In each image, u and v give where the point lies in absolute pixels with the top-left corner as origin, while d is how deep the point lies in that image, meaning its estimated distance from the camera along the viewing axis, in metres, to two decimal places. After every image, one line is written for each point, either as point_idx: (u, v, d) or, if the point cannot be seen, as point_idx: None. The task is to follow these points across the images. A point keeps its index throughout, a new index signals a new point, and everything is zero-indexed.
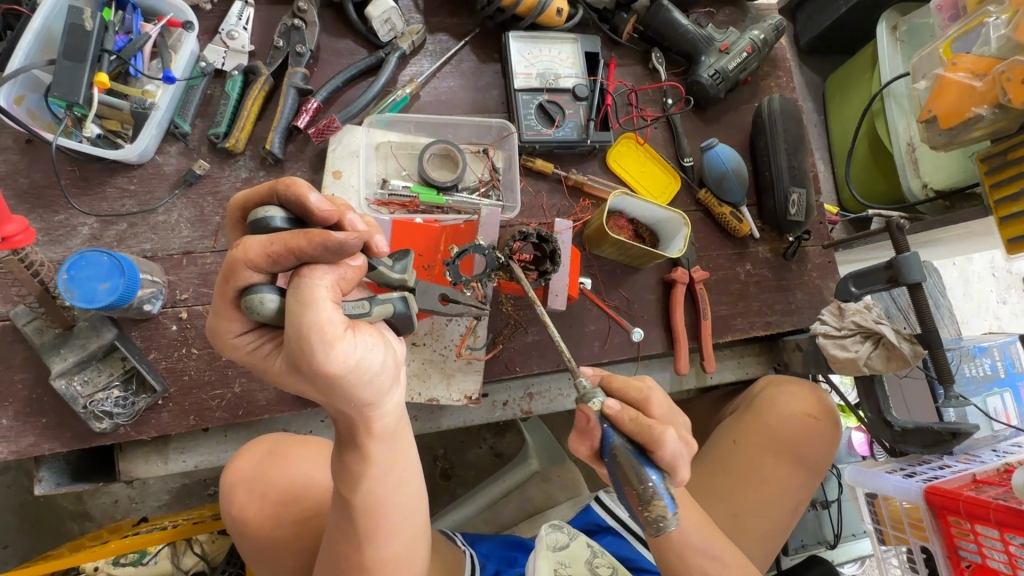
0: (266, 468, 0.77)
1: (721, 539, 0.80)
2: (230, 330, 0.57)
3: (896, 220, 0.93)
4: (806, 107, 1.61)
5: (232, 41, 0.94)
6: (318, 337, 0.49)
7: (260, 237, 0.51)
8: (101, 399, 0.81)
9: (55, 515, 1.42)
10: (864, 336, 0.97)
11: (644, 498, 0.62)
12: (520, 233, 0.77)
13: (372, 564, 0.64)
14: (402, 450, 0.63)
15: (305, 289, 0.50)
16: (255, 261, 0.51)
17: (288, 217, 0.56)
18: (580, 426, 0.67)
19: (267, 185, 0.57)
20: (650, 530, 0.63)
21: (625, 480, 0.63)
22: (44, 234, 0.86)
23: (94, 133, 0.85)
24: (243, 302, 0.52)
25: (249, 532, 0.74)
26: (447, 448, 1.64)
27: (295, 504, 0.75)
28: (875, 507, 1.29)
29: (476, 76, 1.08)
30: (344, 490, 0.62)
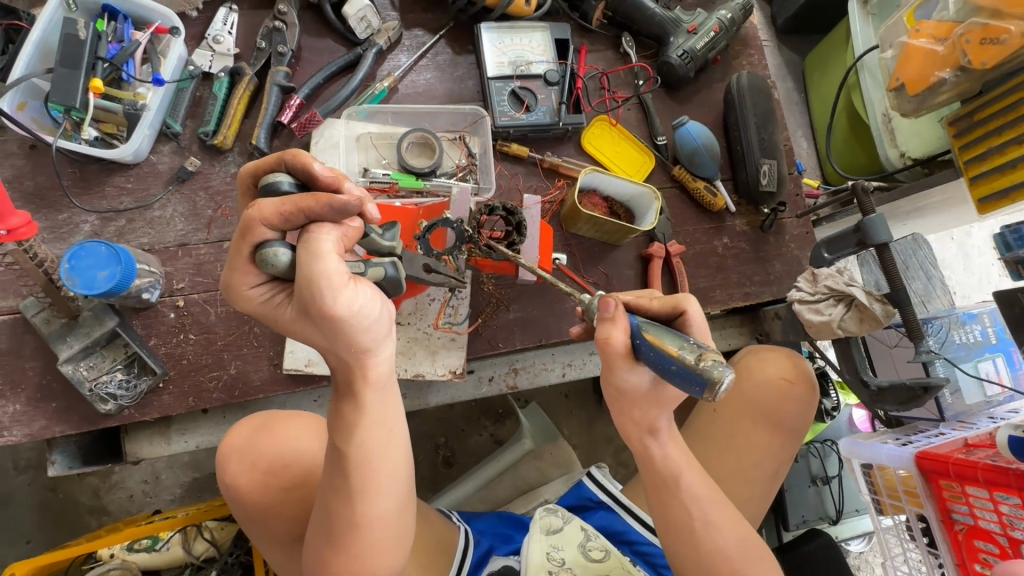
0: (259, 439, 0.82)
1: (730, 512, 0.77)
2: (245, 283, 0.62)
3: (862, 184, 0.95)
4: (786, 87, 1.63)
5: (217, 45, 1.00)
6: (326, 284, 0.56)
7: (272, 198, 0.57)
8: (105, 381, 0.87)
9: (74, 512, 1.49)
10: (837, 300, 0.99)
11: (693, 350, 0.58)
12: (486, 207, 0.84)
13: (363, 521, 0.67)
14: (386, 409, 0.68)
15: (314, 243, 0.57)
16: (269, 219, 0.57)
17: (295, 183, 0.62)
18: (607, 311, 0.66)
19: (275, 155, 0.63)
20: (709, 386, 0.55)
21: (662, 345, 0.60)
22: (49, 232, 0.92)
23: (92, 135, 0.91)
24: (258, 256, 0.58)
25: (242, 498, 0.79)
26: (448, 436, 1.69)
27: (288, 473, 0.80)
28: (871, 477, 1.28)
29: (452, 68, 1.12)
30: (338, 441, 0.66)
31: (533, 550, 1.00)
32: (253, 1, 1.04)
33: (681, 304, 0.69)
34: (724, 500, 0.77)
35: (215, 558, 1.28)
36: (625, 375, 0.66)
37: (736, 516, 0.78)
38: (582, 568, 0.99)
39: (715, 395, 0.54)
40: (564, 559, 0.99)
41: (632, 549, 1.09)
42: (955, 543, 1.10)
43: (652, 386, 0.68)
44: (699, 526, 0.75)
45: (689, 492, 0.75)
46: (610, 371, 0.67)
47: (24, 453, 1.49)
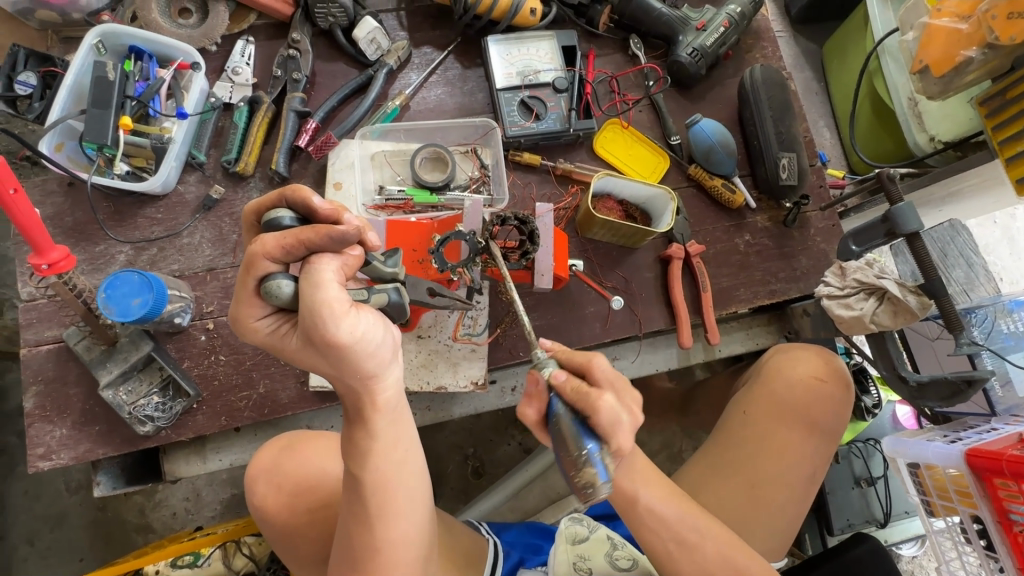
0: (283, 460, 0.83)
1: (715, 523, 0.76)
2: (252, 315, 0.63)
3: (887, 172, 0.91)
4: (805, 77, 1.59)
5: (236, 76, 1.04)
6: (328, 312, 0.58)
7: (274, 232, 0.59)
8: (143, 405, 0.91)
9: (122, 530, 1.56)
10: (868, 293, 0.95)
11: (578, 464, 0.63)
12: (498, 216, 0.83)
13: (383, 546, 0.68)
14: (399, 432, 0.69)
15: (315, 273, 0.58)
16: (271, 253, 0.59)
17: (295, 217, 0.64)
18: (527, 389, 0.67)
19: (276, 191, 0.65)
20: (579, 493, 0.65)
21: (561, 443, 0.65)
22: (88, 264, 0.97)
23: (123, 170, 0.96)
24: (262, 288, 0.60)
25: (271, 519, 0.82)
26: (476, 446, 1.74)
27: (313, 493, 0.81)
28: (919, 479, 1.23)
29: (462, 82, 1.14)
30: (354, 465, 0.67)
31: (559, 559, 0.99)
32: (269, 32, 1.08)
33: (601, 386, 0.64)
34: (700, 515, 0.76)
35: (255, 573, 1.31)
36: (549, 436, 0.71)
37: (725, 533, 0.76)
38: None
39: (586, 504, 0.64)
40: (591, 571, 0.98)
41: None
42: (1015, 546, 1.04)
43: None
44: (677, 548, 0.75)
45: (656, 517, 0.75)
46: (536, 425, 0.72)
47: (74, 475, 1.56)
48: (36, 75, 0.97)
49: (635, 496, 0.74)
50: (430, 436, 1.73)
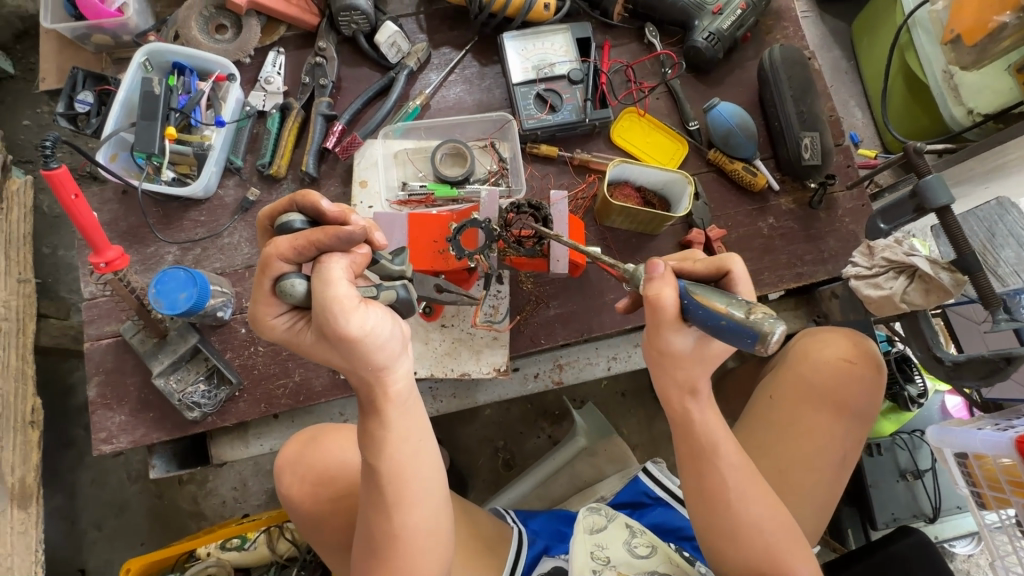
0: (307, 453, 0.89)
1: (756, 484, 0.78)
2: (269, 314, 0.69)
3: (913, 145, 0.89)
4: (834, 56, 1.55)
5: (269, 85, 1.11)
6: (338, 308, 0.63)
7: (287, 235, 0.65)
8: (191, 392, 0.98)
9: (178, 517, 1.67)
10: (898, 272, 0.92)
11: (743, 306, 0.63)
12: (512, 204, 0.88)
13: (400, 532, 0.71)
14: (412, 417, 0.73)
15: (326, 271, 0.64)
16: (285, 254, 0.65)
17: (306, 220, 0.69)
18: (651, 271, 0.70)
19: (288, 198, 0.71)
20: (761, 337, 0.61)
21: (710, 303, 0.66)
22: (141, 264, 1.06)
23: (170, 176, 1.04)
24: (278, 287, 0.66)
25: (298, 507, 0.88)
26: (506, 439, 1.77)
27: (334, 484, 0.87)
28: (968, 468, 1.19)
29: (480, 80, 1.17)
30: (370, 455, 0.71)
31: (576, 549, 1.00)
32: (298, 42, 1.15)
33: (724, 264, 0.73)
34: (753, 474, 0.78)
35: (297, 557, 1.39)
36: (673, 335, 0.71)
37: (769, 495, 0.78)
38: (628, 567, 0.98)
39: (765, 344, 0.60)
40: (609, 559, 0.99)
41: (693, 545, 1.08)
42: None
43: (698, 346, 0.74)
44: (735, 494, 0.77)
45: (721, 464, 0.78)
46: (659, 330, 0.72)
47: (135, 465, 1.69)
48: (93, 93, 1.07)
49: (716, 445, 0.78)
50: (460, 429, 1.77)
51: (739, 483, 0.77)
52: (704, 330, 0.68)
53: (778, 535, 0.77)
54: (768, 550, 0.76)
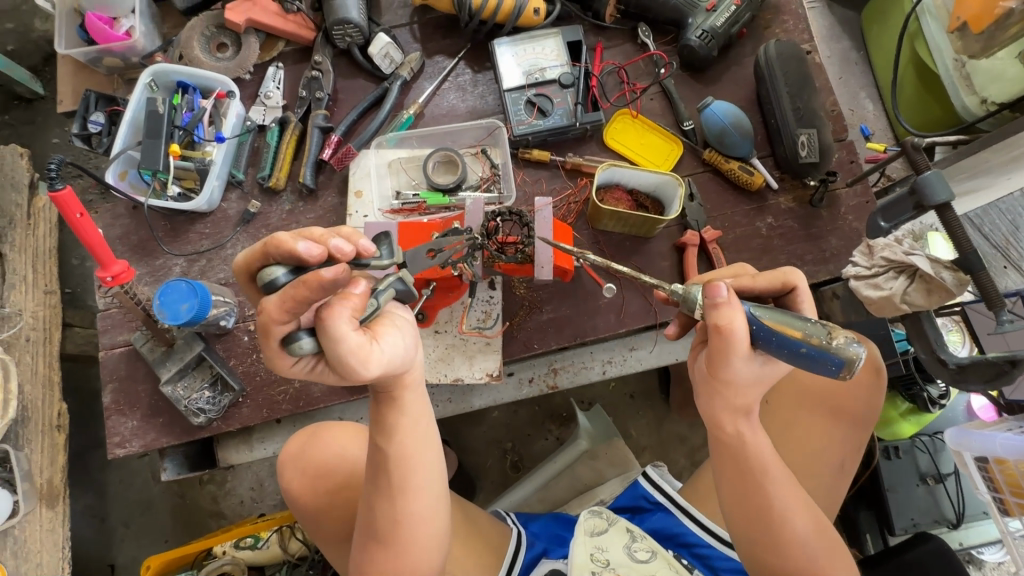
0: (306, 449, 0.90)
1: (797, 493, 0.80)
2: (287, 363, 0.70)
3: (910, 140, 0.86)
4: (843, 47, 1.50)
5: (268, 100, 1.14)
6: (354, 357, 0.65)
7: (273, 297, 0.63)
8: (196, 398, 1.02)
9: (199, 516, 1.75)
10: (897, 272, 0.89)
11: (824, 331, 0.65)
12: (492, 212, 0.90)
13: (404, 518, 0.75)
14: (419, 411, 0.77)
15: (332, 328, 0.63)
16: (280, 318, 0.64)
17: (288, 270, 0.67)
18: (717, 297, 0.69)
19: (260, 250, 0.69)
20: (850, 363, 0.64)
21: (790, 326, 0.67)
22: (150, 276, 1.11)
23: (175, 191, 1.08)
24: (287, 346, 0.66)
25: (297, 499, 0.89)
26: (514, 441, 1.78)
27: (330, 478, 0.88)
28: (990, 474, 1.16)
29: (473, 86, 1.18)
30: (380, 440, 0.75)
31: (577, 550, 1.00)
32: (296, 57, 1.18)
33: (791, 279, 0.78)
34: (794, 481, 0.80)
35: (308, 556, 1.44)
36: (742, 364, 0.71)
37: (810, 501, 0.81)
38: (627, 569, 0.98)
39: (853, 371, 0.63)
40: (609, 561, 0.99)
41: (690, 552, 1.06)
42: None
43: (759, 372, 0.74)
44: (776, 500, 0.79)
45: (768, 476, 0.79)
46: (728, 358, 0.70)
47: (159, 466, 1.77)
48: (104, 114, 1.13)
49: (765, 465, 0.79)
50: (469, 430, 1.79)
51: (784, 491, 0.79)
52: (778, 357, 0.68)
53: (816, 536, 0.80)
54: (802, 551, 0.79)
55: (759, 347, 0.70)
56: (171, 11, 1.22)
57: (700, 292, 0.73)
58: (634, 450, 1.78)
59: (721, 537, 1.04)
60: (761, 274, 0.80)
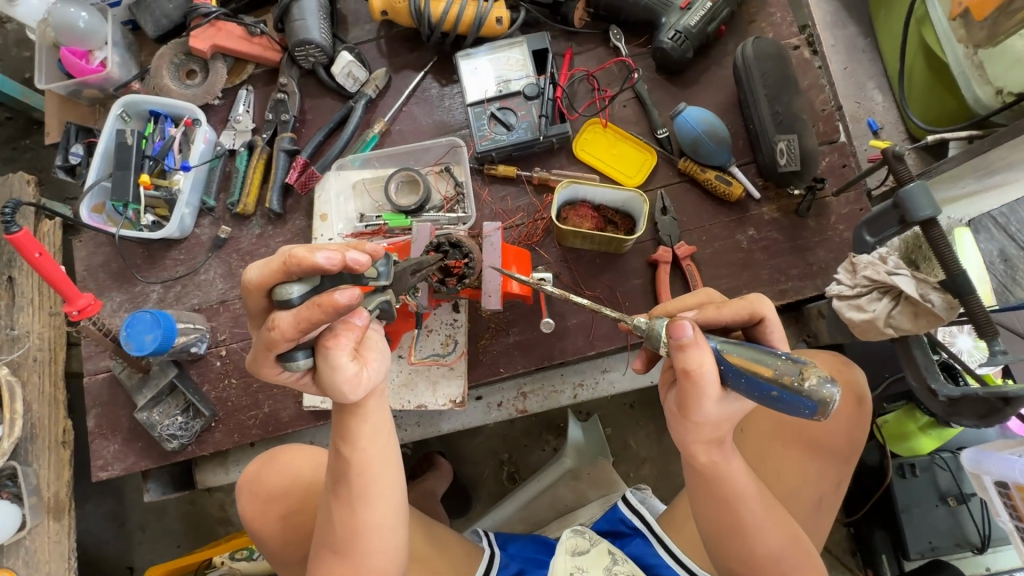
0: (261, 472, 0.87)
1: (774, 513, 0.74)
2: (274, 371, 0.69)
3: (892, 149, 0.77)
4: (849, 33, 1.38)
5: (237, 124, 1.15)
6: (350, 385, 0.65)
7: (287, 316, 0.61)
8: (169, 424, 1.05)
9: (208, 522, 1.82)
10: (881, 292, 0.82)
11: (797, 371, 0.57)
12: (432, 244, 0.87)
13: (361, 529, 0.71)
14: (381, 423, 0.72)
15: (332, 356, 0.64)
16: (286, 337, 0.62)
17: (301, 289, 0.63)
18: (683, 338, 0.60)
19: (279, 262, 0.63)
20: (823, 408, 0.56)
21: (759, 365, 0.59)
22: (129, 303, 1.13)
23: (148, 220, 1.11)
24: (283, 358, 0.65)
25: (254, 521, 0.85)
26: (511, 452, 1.76)
27: (286, 500, 0.84)
28: (1011, 499, 1.12)
29: (440, 100, 1.15)
30: (342, 446, 0.71)
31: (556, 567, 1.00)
32: (265, 78, 1.18)
33: (760, 309, 0.69)
34: (772, 506, 0.74)
35: None
36: (710, 406, 0.63)
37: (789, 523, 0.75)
38: None
39: (828, 415, 0.55)
40: None
41: None
42: None
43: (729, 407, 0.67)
44: (750, 526, 0.73)
45: (744, 501, 0.72)
46: (695, 401, 0.63)
47: None
48: (83, 146, 1.16)
49: (739, 485, 0.72)
50: (465, 441, 1.78)
51: (759, 517, 0.73)
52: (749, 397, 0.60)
53: (796, 556, 0.75)
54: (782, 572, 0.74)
55: (728, 386, 0.63)
56: (146, 39, 1.23)
57: (665, 326, 0.65)
58: (633, 462, 1.73)
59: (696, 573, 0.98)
60: (728, 304, 0.71)
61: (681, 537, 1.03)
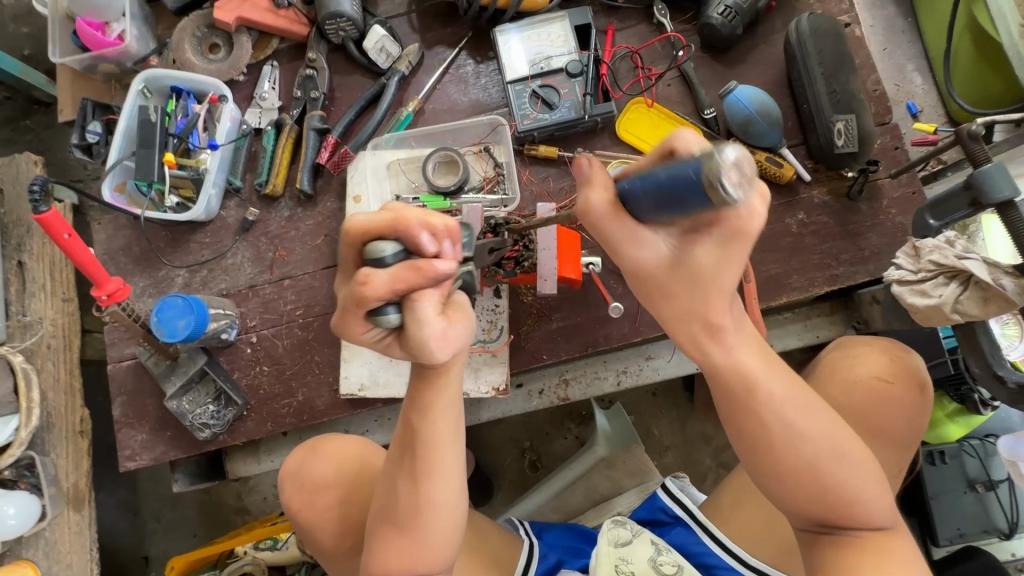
0: (307, 460, 0.83)
1: (842, 434, 0.66)
2: (358, 332, 0.63)
3: (967, 128, 0.75)
4: (889, 13, 1.35)
5: (263, 101, 1.10)
6: (436, 343, 0.61)
7: (384, 275, 0.56)
8: (201, 413, 1.02)
9: (225, 511, 1.79)
10: (948, 277, 0.79)
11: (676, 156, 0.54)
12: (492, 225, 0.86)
13: (425, 506, 0.69)
14: (453, 400, 0.70)
15: (420, 310, 0.58)
16: (380, 296, 0.57)
17: (398, 250, 0.58)
18: (582, 173, 0.67)
19: (382, 218, 0.58)
20: (713, 178, 0.49)
21: (647, 172, 0.58)
22: (153, 288, 1.09)
23: (173, 201, 1.06)
24: (370, 317, 0.60)
25: (300, 511, 0.81)
26: (532, 440, 1.74)
27: (335, 489, 0.81)
28: None
29: (475, 78, 1.10)
30: (414, 419, 0.70)
31: (599, 561, 0.97)
32: (291, 54, 1.13)
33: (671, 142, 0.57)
34: (839, 428, 0.66)
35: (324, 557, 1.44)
36: (637, 241, 0.65)
37: (858, 445, 0.67)
38: None
39: (712, 182, 0.48)
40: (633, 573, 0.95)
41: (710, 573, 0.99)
42: None
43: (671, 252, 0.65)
44: (782, 439, 0.65)
45: (805, 433, 0.65)
46: (617, 241, 0.65)
47: None
48: (101, 123, 1.11)
49: (792, 405, 0.65)
50: (486, 429, 1.75)
51: (825, 440, 0.65)
52: (650, 204, 0.59)
53: (845, 467, 0.65)
54: (831, 492, 0.66)
55: (636, 210, 0.63)
56: (164, 11, 1.17)
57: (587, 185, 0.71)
58: (656, 450, 1.72)
59: (746, 561, 0.96)
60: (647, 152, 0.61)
61: (730, 526, 0.99)
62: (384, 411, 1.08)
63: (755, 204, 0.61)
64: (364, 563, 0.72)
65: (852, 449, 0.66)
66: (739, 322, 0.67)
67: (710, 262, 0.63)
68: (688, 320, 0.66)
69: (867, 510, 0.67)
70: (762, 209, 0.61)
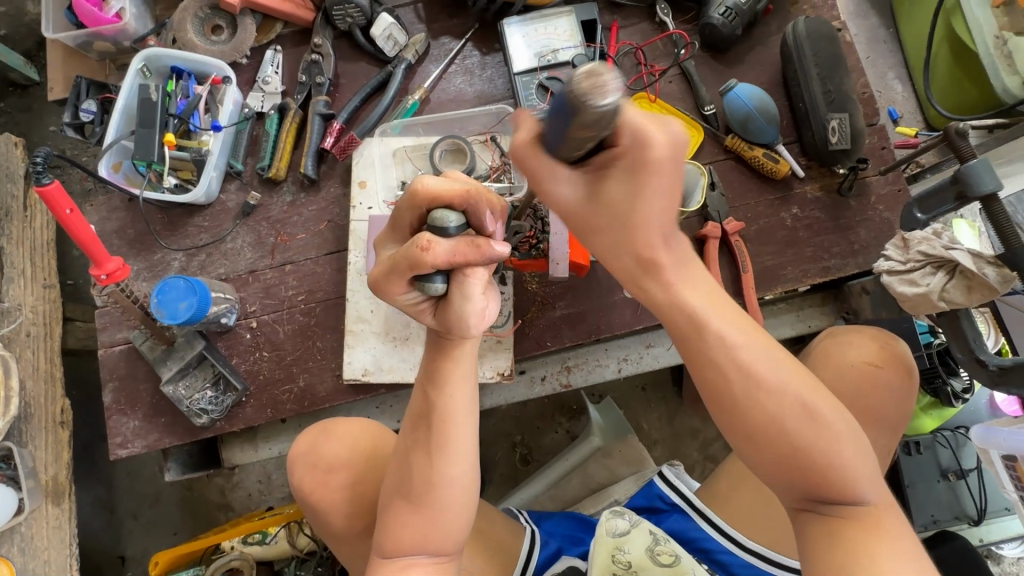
0: (318, 442, 0.84)
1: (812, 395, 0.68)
2: (397, 292, 0.66)
3: (955, 126, 0.80)
4: (870, 24, 1.42)
5: (266, 85, 1.09)
6: (475, 321, 0.66)
7: (446, 245, 0.59)
8: (198, 398, 1.00)
9: (208, 508, 1.74)
10: (936, 267, 0.84)
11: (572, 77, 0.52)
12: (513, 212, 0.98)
13: (439, 480, 0.70)
14: (467, 373, 0.72)
15: (468, 285, 0.63)
16: (438, 265, 0.60)
17: (461, 223, 0.61)
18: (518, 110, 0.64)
19: (455, 187, 0.61)
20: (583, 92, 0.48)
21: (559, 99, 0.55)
22: (148, 271, 1.07)
23: (171, 183, 1.04)
24: (418, 280, 0.63)
25: (312, 491, 0.81)
26: (524, 434, 1.75)
27: (349, 469, 0.81)
28: (1017, 472, 1.16)
29: (481, 69, 1.12)
30: (430, 391, 0.70)
31: (596, 553, 0.95)
32: (294, 39, 1.12)
33: None
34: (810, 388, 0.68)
35: (316, 551, 1.42)
36: (556, 183, 0.62)
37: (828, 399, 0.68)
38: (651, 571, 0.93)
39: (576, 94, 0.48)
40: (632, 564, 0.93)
41: (708, 558, 1.01)
42: None
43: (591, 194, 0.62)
44: (751, 398, 0.67)
45: (775, 391, 0.67)
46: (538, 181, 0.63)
47: None
48: (96, 101, 1.08)
49: (762, 366, 0.67)
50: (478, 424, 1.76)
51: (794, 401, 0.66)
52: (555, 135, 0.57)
53: (814, 426, 0.66)
54: (801, 451, 0.67)
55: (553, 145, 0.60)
56: None
57: None
58: (645, 444, 1.75)
59: (742, 544, 0.99)
60: None
61: (727, 512, 1.02)
62: (386, 398, 1.08)
63: (655, 131, 0.57)
64: (377, 541, 0.71)
65: (820, 407, 0.66)
66: (689, 265, 0.68)
67: (625, 199, 0.61)
68: (631, 263, 0.66)
69: (843, 472, 0.67)
70: (662, 137, 0.57)
